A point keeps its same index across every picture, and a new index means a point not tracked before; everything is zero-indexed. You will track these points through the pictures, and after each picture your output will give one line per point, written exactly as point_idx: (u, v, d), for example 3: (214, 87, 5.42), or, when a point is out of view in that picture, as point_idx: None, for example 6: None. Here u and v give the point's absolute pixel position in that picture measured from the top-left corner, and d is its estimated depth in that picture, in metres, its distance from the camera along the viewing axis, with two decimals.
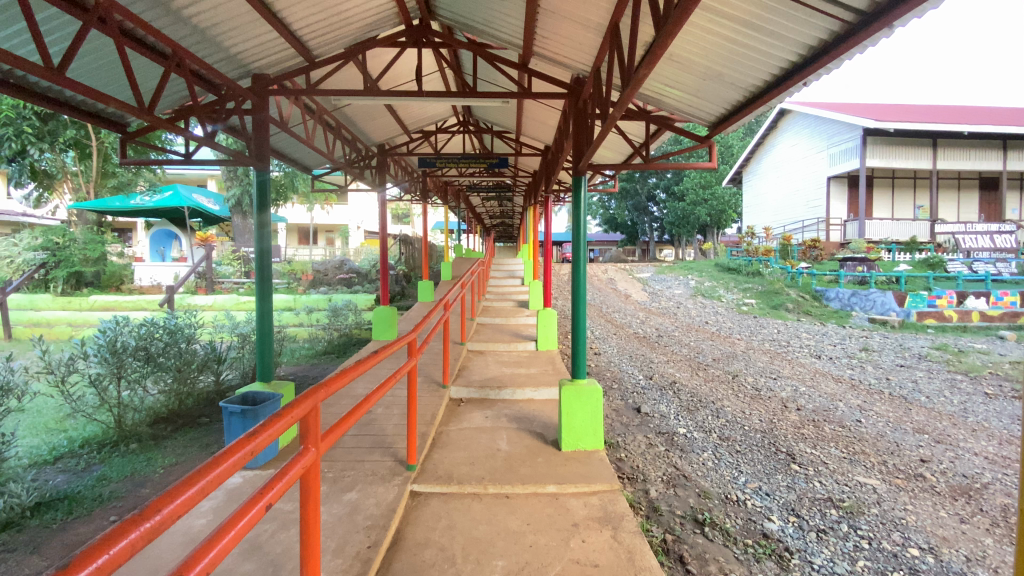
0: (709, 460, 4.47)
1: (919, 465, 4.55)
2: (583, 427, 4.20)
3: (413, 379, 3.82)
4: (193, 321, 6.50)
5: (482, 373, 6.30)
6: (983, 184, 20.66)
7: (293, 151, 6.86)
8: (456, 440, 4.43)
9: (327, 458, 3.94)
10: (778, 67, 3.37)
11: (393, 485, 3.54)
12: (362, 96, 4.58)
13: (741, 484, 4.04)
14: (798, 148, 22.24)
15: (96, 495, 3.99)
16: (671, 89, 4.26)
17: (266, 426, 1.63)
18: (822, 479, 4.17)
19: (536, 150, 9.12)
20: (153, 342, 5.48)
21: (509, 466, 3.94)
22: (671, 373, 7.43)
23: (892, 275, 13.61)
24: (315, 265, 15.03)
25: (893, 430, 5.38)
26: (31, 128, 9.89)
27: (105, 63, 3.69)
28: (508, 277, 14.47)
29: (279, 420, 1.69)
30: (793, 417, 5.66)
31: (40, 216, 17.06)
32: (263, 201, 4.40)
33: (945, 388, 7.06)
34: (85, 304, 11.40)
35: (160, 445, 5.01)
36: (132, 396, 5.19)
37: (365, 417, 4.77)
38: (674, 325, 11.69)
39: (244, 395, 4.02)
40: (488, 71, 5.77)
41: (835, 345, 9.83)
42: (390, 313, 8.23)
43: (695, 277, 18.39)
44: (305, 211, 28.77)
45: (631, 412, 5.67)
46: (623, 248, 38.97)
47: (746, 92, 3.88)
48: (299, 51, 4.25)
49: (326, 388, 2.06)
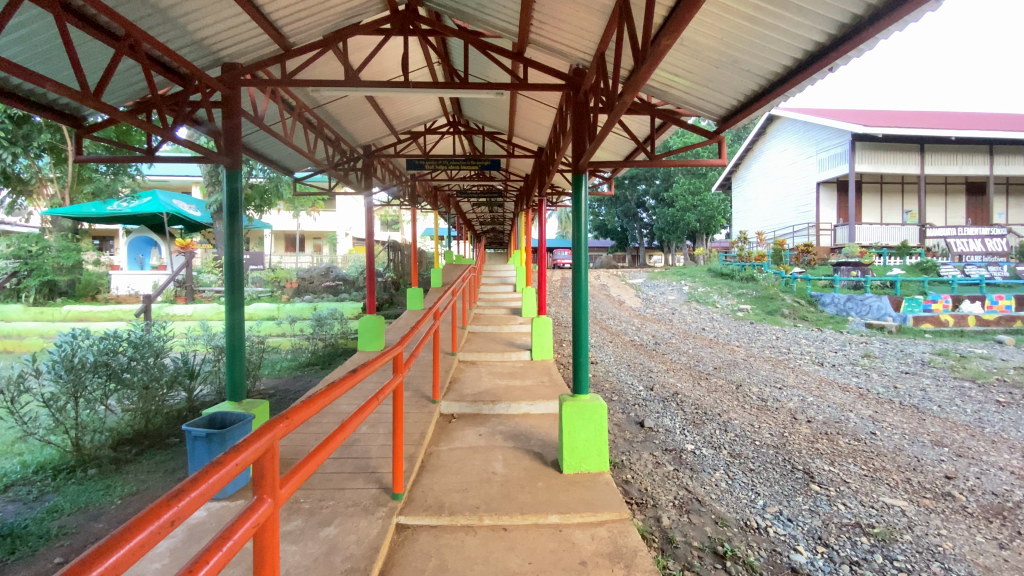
0: (722, 481, 4.12)
1: (945, 482, 4.25)
2: (587, 446, 3.84)
3: (400, 397, 3.44)
4: (164, 332, 6.09)
5: (475, 386, 5.91)
6: (970, 189, 20.72)
7: (272, 151, 6.46)
8: (447, 463, 4.05)
9: (304, 486, 3.55)
10: (801, 49, 3.07)
11: (376, 518, 3.15)
12: (342, 87, 4.19)
13: (760, 509, 3.69)
14: (787, 153, 22.23)
15: (43, 531, 3.55)
16: (678, 79, 3.97)
17: (199, 482, 1.23)
18: (846, 501, 3.85)
19: (528, 152, 8.77)
20: (116, 357, 5.04)
21: (506, 493, 3.55)
22: (672, 383, 7.10)
23: (886, 280, 13.41)
24: (300, 272, 14.55)
25: (910, 443, 5.07)
26: (5, 132, 9.38)
27: (49, 43, 3.30)
28: (499, 284, 14.10)
29: (219, 471, 1.30)
30: (805, 430, 5.34)
31: (13, 224, 16.49)
32: (233, 199, 3.99)
33: (955, 397, 6.79)
34: (58, 314, 10.91)
35: (123, 470, 4.57)
36: (93, 416, 4.76)
37: (348, 438, 4.38)
38: (670, 333, 11.39)
39: (211, 416, 3.61)
40: (481, 62, 5.45)
41: (836, 351, 9.59)
42: (377, 322, 7.82)
43: (688, 283, 18.14)
44: (291, 218, 28.27)
45: (634, 426, 5.33)
46: (614, 254, 38.82)
47: (763, 80, 3.57)
48: (273, 37, 3.89)
49: (289, 421, 1.68)
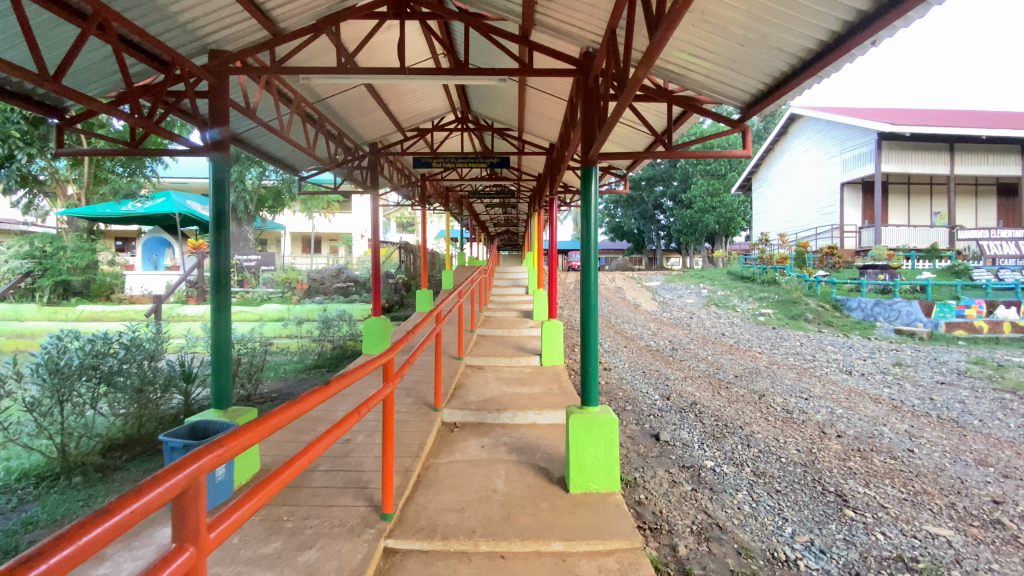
0: (745, 504, 3.76)
1: (993, 508, 3.82)
2: (596, 464, 3.50)
3: (391, 407, 3.14)
4: (160, 334, 5.91)
5: (480, 393, 5.61)
6: (1002, 189, 19.86)
7: (273, 148, 6.24)
8: (445, 479, 3.76)
9: (289, 502, 3.29)
10: (840, 21, 2.69)
11: (361, 542, 2.86)
12: (337, 75, 3.93)
13: (788, 537, 3.32)
14: (809, 153, 21.57)
15: (11, 546, 3.34)
16: (698, 60, 3.64)
17: (63, 543, 0.94)
18: (885, 529, 3.45)
19: (540, 149, 8.46)
20: (106, 359, 4.85)
21: (506, 514, 3.24)
22: (690, 393, 6.70)
23: (917, 283, 12.79)
24: (310, 273, 14.45)
25: (953, 462, 4.63)
26: (19, 131, 9.41)
27: (11, 31, 3.06)
28: (512, 286, 13.78)
29: (89, 531, 0.99)
30: (834, 446, 4.93)
31: (32, 224, 16.67)
32: (218, 213, 3.67)
33: (997, 410, 6.29)
34: (72, 313, 10.86)
35: (109, 479, 4.35)
36: (80, 420, 4.58)
37: (341, 449, 4.11)
38: (688, 338, 10.96)
39: (193, 425, 3.36)
40: (486, 48, 5.16)
41: (865, 359, 9.08)
42: (382, 324, 7.56)
43: (707, 286, 17.62)
44: (306, 220, 28.37)
45: (648, 440, 4.98)
46: (630, 257, 38.17)
47: (794, 59, 3.21)
48: (261, 21, 3.66)
49: (224, 450, 1.39)
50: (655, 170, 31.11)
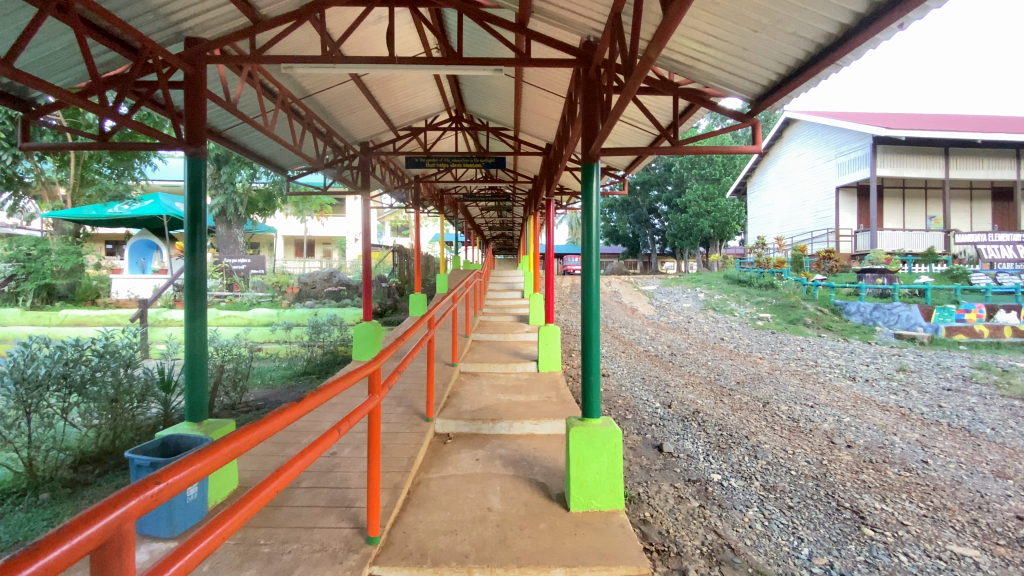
0: (757, 522, 3.53)
1: (1017, 525, 3.60)
2: (597, 481, 3.26)
3: (378, 421, 2.88)
4: (136, 340, 5.61)
5: (475, 401, 5.37)
6: (997, 194, 19.86)
7: (258, 146, 5.99)
8: (437, 496, 3.51)
9: (267, 524, 3.03)
10: (866, 1, 2.48)
11: (343, 570, 2.60)
12: (324, 65, 3.71)
13: (806, 560, 3.10)
14: (804, 157, 21.50)
15: None
16: (707, 48, 3.44)
17: None
18: (908, 550, 3.23)
19: (536, 149, 8.25)
20: (78, 367, 4.56)
21: (501, 537, 2.99)
22: (692, 400, 6.47)
23: (915, 288, 12.65)
24: (302, 277, 14.19)
25: (969, 475, 4.42)
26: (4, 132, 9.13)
27: None
28: (507, 291, 13.56)
29: None
30: (846, 457, 4.72)
31: (17, 226, 16.31)
32: (194, 213, 3.41)
33: (1008, 418, 6.11)
34: (55, 318, 10.52)
35: (78, 496, 4.05)
36: (48, 431, 4.28)
37: (326, 464, 3.85)
38: (687, 343, 10.76)
39: (164, 440, 3.06)
40: (482, 37, 4.93)
41: (868, 364, 8.90)
42: (373, 329, 7.30)
43: (704, 290, 17.42)
44: (298, 223, 28.12)
45: (651, 451, 4.76)
46: (625, 261, 38.08)
47: (812, 44, 3.00)
48: (240, 4, 3.43)
49: (153, 489, 1.12)
50: (649, 174, 31.04)
